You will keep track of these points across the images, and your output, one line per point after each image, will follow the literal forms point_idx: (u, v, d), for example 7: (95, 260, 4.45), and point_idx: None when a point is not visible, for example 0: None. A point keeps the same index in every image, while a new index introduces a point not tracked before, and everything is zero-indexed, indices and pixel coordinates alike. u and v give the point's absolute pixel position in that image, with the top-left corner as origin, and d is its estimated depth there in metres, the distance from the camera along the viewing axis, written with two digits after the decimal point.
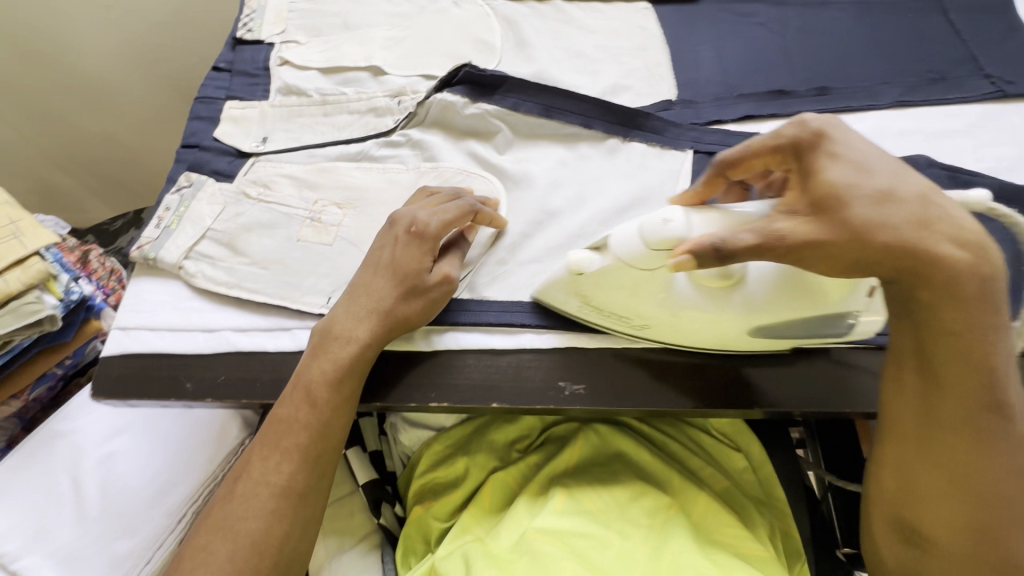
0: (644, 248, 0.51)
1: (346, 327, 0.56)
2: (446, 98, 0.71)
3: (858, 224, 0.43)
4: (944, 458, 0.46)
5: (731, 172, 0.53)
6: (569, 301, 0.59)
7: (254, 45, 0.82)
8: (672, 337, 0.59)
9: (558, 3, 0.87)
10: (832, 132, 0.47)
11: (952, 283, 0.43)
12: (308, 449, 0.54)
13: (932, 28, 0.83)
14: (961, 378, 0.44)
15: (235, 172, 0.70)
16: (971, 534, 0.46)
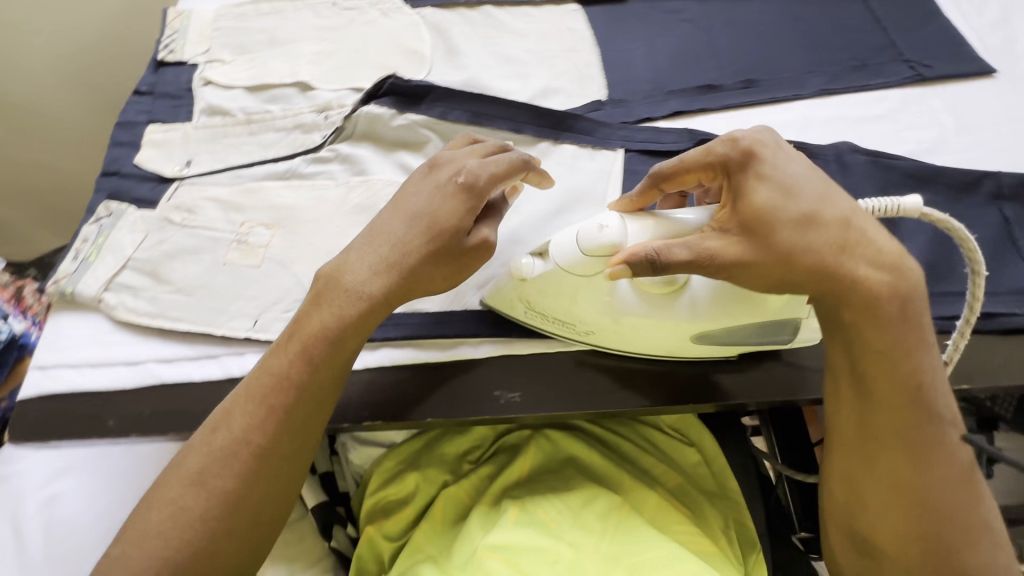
0: (581, 256, 0.51)
1: (356, 277, 0.52)
2: (372, 111, 0.71)
3: (778, 250, 0.47)
4: (886, 473, 0.48)
5: (666, 185, 0.54)
6: (513, 306, 0.59)
7: (178, 66, 0.80)
8: (621, 345, 0.59)
9: (487, 9, 0.87)
10: (761, 151, 0.49)
11: (873, 303, 0.47)
12: (299, 413, 0.51)
13: (853, 16, 0.85)
14: (891, 394, 0.48)
15: (157, 198, 0.68)
16: (920, 543, 0.48)
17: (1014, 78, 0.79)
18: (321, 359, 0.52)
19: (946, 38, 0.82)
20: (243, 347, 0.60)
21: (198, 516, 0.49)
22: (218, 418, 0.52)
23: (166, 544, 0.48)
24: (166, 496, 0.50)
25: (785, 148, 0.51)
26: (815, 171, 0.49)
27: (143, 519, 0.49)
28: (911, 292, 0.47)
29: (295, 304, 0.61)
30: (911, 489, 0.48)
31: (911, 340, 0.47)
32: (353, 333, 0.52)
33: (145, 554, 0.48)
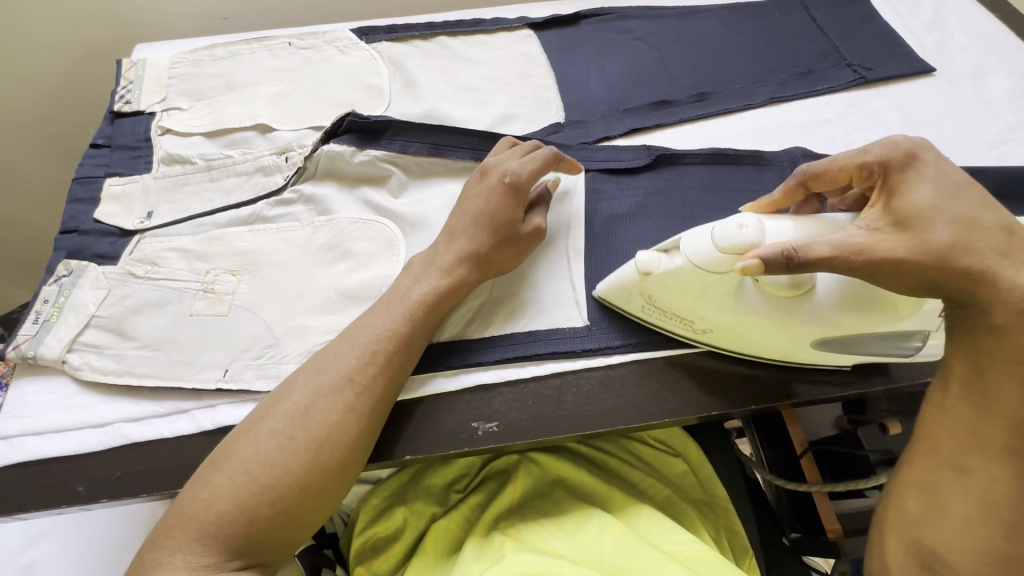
0: (715, 251, 0.49)
1: (441, 257, 0.60)
2: (332, 149, 0.70)
3: (948, 242, 0.45)
4: (978, 490, 0.46)
5: (810, 185, 0.53)
6: (631, 299, 0.59)
7: (134, 117, 0.80)
8: (732, 344, 0.58)
9: (443, 39, 0.88)
10: (923, 153, 0.48)
11: (1021, 318, 0.45)
12: (398, 358, 0.54)
13: (796, 25, 0.88)
14: (1014, 409, 0.45)
15: (119, 253, 0.67)
16: (996, 567, 0.45)
17: (951, 74, 0.82)
18: (421, 322, 0.56)
19: (885, 41, 0.86)
20: (214, 399, 0.59)
21: (258, 457, 0.49)
22: (321, 360, 0.54)
23: (262, 469, 0.48)
24: (260, 426, 0.51)
25: (945, 155, 0.49)
26: (972, 175, 0.48)
27: (213, 462, 0.49)
28: None
29: (267, 350, 0.60)
30: (1004, 512, 0.45)
31: None
32: (444, 304, 0.58)
33: (235, 475, 0.48)
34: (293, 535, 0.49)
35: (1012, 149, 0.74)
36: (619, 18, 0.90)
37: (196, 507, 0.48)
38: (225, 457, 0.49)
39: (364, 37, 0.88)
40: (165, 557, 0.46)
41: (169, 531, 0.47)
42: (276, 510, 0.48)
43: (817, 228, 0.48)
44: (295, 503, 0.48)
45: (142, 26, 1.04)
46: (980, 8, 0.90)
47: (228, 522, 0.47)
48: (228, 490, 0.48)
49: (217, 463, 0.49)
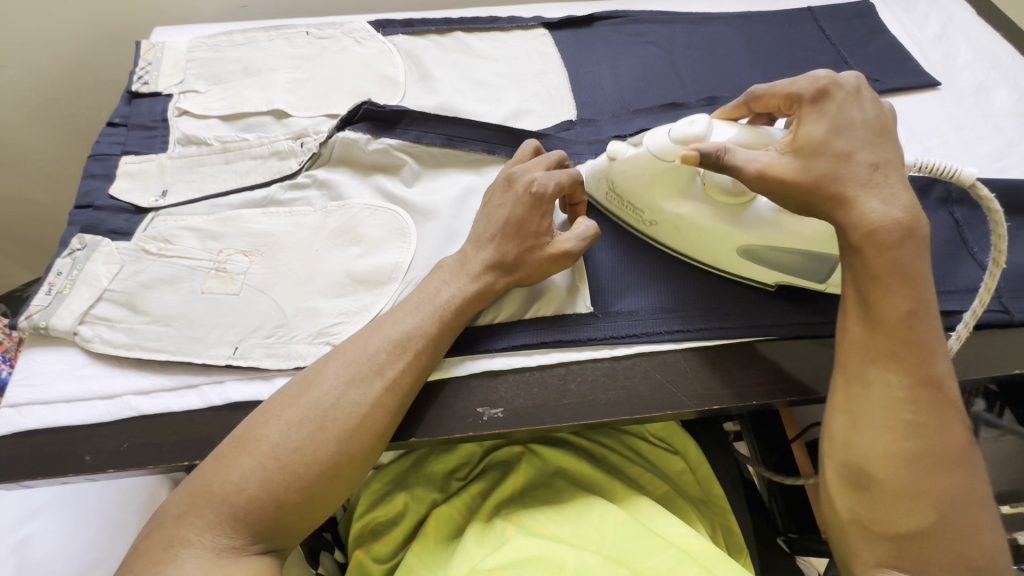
0: (667, 141, 0.56)
1: (466, 259, 0.60)
2: (347, 136, 0.71)
3: (814, 175, 0.50)
4: (881, 399, 0.47)
5: (753, 105, 0.58)
6: (599, 183, 0.67)
7: (152, 98, 0.81)
8: (669, 241, 0.65)
9: (458, 35, 0.90)
10: (834, 90, 0.52)
11: (874, 236, 0.48)
12: (427, 357, 0.55)
13: (806, 36, 0.90)
14: (892, 316, 0.47)
15: (133, 229, 0.68)
16: (913, 467, 0.46)
17: (955, 90, 0.84)
18: (442, 316, 0.57)
19: (892, 55, 0.87)
20: (223, 375, 0.60)
21: (286, 449, 0.49)
22: (354, 349, 0.54)
23: (291, 456, 0.49)
24: (288, 410, 0.51)
25: (862, 94, 0.52)
26: (879, 111, 0.52)
27: (240, 443, 0.50)
28: (912, 225, 0.48)
29: (276, 330, 0.61)
30: (905, 413, 0.47)
31: (914, 266, 0.48)
32: (468, 305, 0.58)
33: (263, 461, 0.48)
34: (307, 522, 0.50)
35: (1012, 163, 0.76)
36: (632, 22, 0.92)
37: (220, 490, 0.48)
38: (252, 441, 0.49)
39: (381, 30, 0.89)
40: (192, 535, 0.46)
41: (194, 511, 0.47)
42: (302, 497, 0.48)
43: (752, 140, 0.54)
44: (320, 491, 0.49)
45: (162, 12, 1.05)
46: (986, 27, 0.92)
47: (257, 508, 0.47)
48: (257, 477, 0.48)
49: (243, 447, 0.49)
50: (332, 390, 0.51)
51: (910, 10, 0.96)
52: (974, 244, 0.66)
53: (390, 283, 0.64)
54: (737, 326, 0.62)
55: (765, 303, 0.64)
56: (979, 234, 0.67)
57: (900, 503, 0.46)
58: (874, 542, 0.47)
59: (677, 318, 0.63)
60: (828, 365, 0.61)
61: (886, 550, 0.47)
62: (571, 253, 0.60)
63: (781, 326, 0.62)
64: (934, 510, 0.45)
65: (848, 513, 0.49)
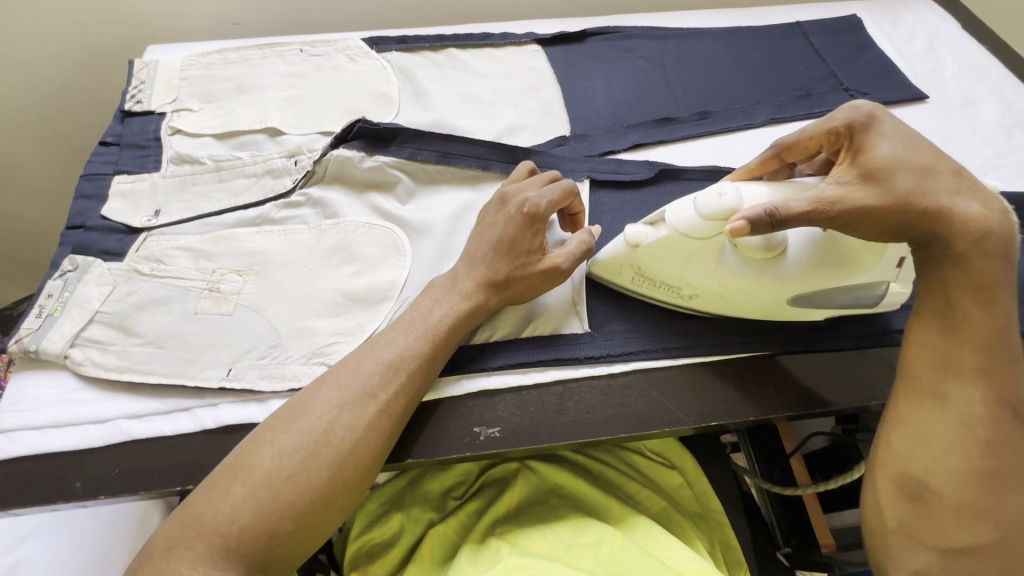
0: (699, 219, 0.54)
1: (460, 282, 0.60)
2: (342, 154, 0.71)
3: (904, 194, 0.49)
4: (960, 414, 0.48)
5: (786, 154, 0.57)
6: (621, 272, 0.63)
7: (145, 116, 0.80)
8: (712, 308, 0.62)
9: (452, 52, 0.90)
10: (879, 117, 0.52)
11: (981, 245, 0.49)
12: (420, 378, 0.55)
13: (795, 50, 0.91)
14: (979, 332, 0.49)
15: (125, 250, 0.68)
16: (977, 484, 0.48)
17: (943, 102, 0.85)
18: (438, 339, 0.57)
19: (880, 68, 0.89)
20: (217, 398, 0.59)
21: (280, 477, 0.48)
22: (346, 373, 0.54)
23: (284, 483, 0.48)
24: (280, 437, 0.50)
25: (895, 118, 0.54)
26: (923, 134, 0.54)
27: (235, 470, 0.49)
28: (1009, 238, 0.50)
29: (270, 350, 0.61)
30: (981, 430, 0.48)
31: (1004, 284, 0.49)
32: (465, 326, 0.58)
33: (257, 489, 0.48)
34: (302, 549, 0.49)
35: (1001, 175, 0.76)
36: (624, 37, 0.93)
37: (211, 520, 0.47)
38: (245, 469, 0.49)
39: (375, 47, 0.90)
40: (183, 568, 0.45)
41: (184, 543, 0.46)
42: (296, 525, 0.48)
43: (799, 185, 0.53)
44: (315, 518, 0.49)
45: (157, 30, 1.05)
46: (971, 40, 0.94)
47: (251, 537, 0.46)
48: (250, 505, 0.47)
49: (236, 474, 0.49)
50: (328, 415, 0.51)
51: (897, 24, 0.97)
52: None
53: (385, 302, 0.64)
54: (734, 342, 0.62)
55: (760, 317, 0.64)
56: None
57: (956, 516, 0.48)
58: (920, 551, 0.49)
59: (674, 334, 0.63)
60: (824, 381, 0.61)
61: (932, 558, 0.49)
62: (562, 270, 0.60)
63: (777, 340, 0.63)
64: (988, 525, 0.48)
65: (896, 521, 0.50)
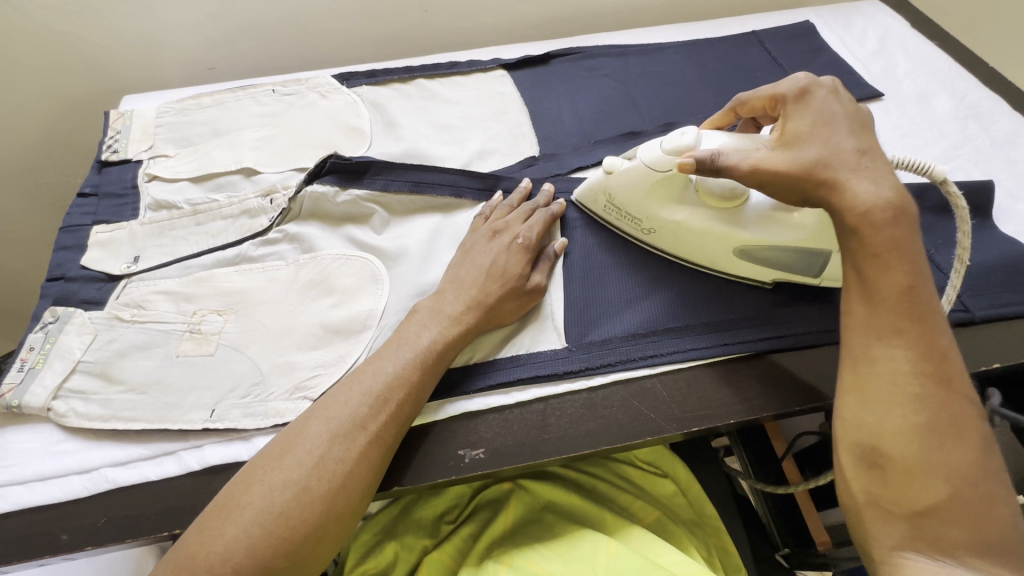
0: (661, 153, 0.61)
1: (445, 302, 0.61)
2: (316, 190, 0.73)
3: (808, 163, 0.52)
4: (888, 372, 0.46)
5: (740, 110, 0.63)
6: (596, 199, 0.70)
7: (122, 165, 0.82)
8: (670, 246, 0.68)
9: (420, 82, 0.93)
10: (814, 91, 0.56)
11: (869, 215, 0.48)
12: (410, 404, 0.55)
13: (753, 58, 0.94)
14: (892, 291, 0.47)
15: (105, 298, 0.68)
16: (924, 441, 0.44)
17: (898, 99, 0.88)
18: (427, 365, 0.57)
19: (835, 70, 0.91)
20: (201, 439, 0.59)
21: (270, 514, 0.48)
22: (335, 402, 0.53)
23: (277, 520, 0.47)
24: (272, 474, 0.50)
25: (841, 93, 0.56)
26: (858, 107, 0.55)
27: (225, 510, 0.48)
28: (903, 202, 0.49)
29: (253, 388, 0.61)
30: (912, 385, 0.46)
31: (910, 244, 0.48)
32: (453, 349, 0.59)
33: (248, 527, 0.47)
34: None
35: (958, 166, 0.79)
36: (587, 57, 0.96)
37: (204, 561, 0.46)
38: (236, 507, 0.48)
39: (346, 82, 0.92)
40: None
41: None
42: (290, 560, 0.47)
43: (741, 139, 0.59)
44: (307, 553, 0.48)
45: (132, 81, 1.07)
46: (921, 37, 0.98)
47: None
48: (243, 544, 0.46)
49: (227, 513, 0.48)
50: (318, 447, 0.51)
51: (849, 27, 1.01)
52: (930, 245, 0.68)
53: (365, 331, 0.64)
54: (711, 345, 0.63)
55: (736, 320, 0.65)
56: (935, 235, 0.69)
57: (914, 479, 0.44)
58: (893, 524, 0.44)
59: (651, 341, 0.64)
60: (803, 379, 0.62)
61: (906, 530, 0.44)
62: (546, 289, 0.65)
63: (756, 342, 0.63)
64: (951, 485, 0.43)
65: (864, 495, 0.46)
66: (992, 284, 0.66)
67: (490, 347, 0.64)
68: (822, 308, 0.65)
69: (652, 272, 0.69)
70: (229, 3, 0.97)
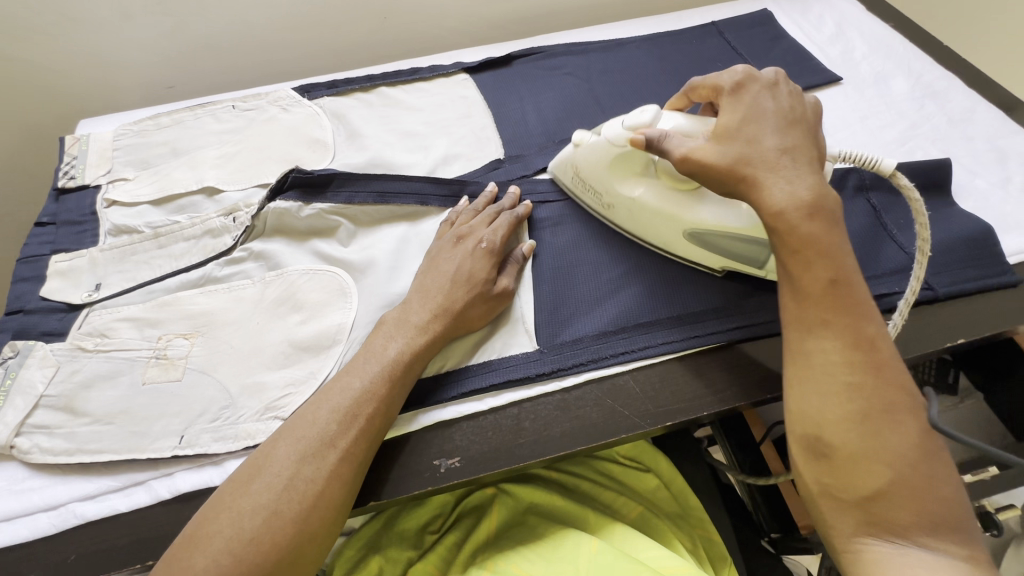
0: (622, 128, 0.64)
1: (411, 311, 0.61)
2: (279, 206, 0.71)
3: (730, 159, 0.53)
4: (820, 364, 0.47)
5: (691, 95, 0.63)
6: (565, 172, 0.73)
7: (80, 192, 0.80)
8: (626, 224, 0.70)
9: (382, 91, 0.92)
10: (742, 88, 0.57)
11: (783, 215, 0.49)
12: (379, 418, 0.55)
13: (713, 49, 0.95)
14: (816, 284, 0.48)
15: (67, 328, 0.67)
16: (861, 428, 0.45)
17: (857, 82, 0.89)
18: (397, 378, 0.57)
19: (795, 56, 0.92)
20: (171, 467, 0.58)
21: (241, 542, 0.47)
22: (302, 422, 0.53)
23: (247, 547, 0.47)
24: (241, 500, 0.49)
25: (771, 87, 0.57)
26: (791, 104, 0.56)
27: (195, 540, 0.48)
28: (821, 197, 0.50)
29: (222, 412, 0.60)
30: (843, 374, 0.47)
31: (831, 236, 0.49)
32: (421, 359, 0.59)
33: (218, 557, 0.46)
34: None
35: (918, 145, 0.80)
36: (548, 56, 0.96)
37: None
38: (206, 537, 0.47)
39: (307, 94, 0.91)
40: None
41: None
42: None
43: (688, 127, 0.59)
44: None
45: (89, 103, 1.05)
46: (877, 19, 0.99)
47: None
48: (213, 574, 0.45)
49: (197, 543, 0.47)
50: (287, 469, 0.50)
51: (806, 13, 1.02)
52: (892, 226, 0.69)
53: (335, 346, 0.64)
54: (681, 338, 0.63)
55: (706, 311, 0.65)
56: (897, 216, 0.70)
57: (855, 467, 0.45)
58: (846, 511, 0.45)
59: (621, 338, 0.64)
60: (774, 367, 0.62)
61: (857, 517, 0.45)
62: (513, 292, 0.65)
63: (726, 333, 0.64)
64: (890, 470, 0.44)
65: (816, 484, 0.47)
66: (954, 260, 0.67)
67: (460, 354, 0.63)
68: None
69: (620, 269, 0.69)
70: (183, 20, 0.96)
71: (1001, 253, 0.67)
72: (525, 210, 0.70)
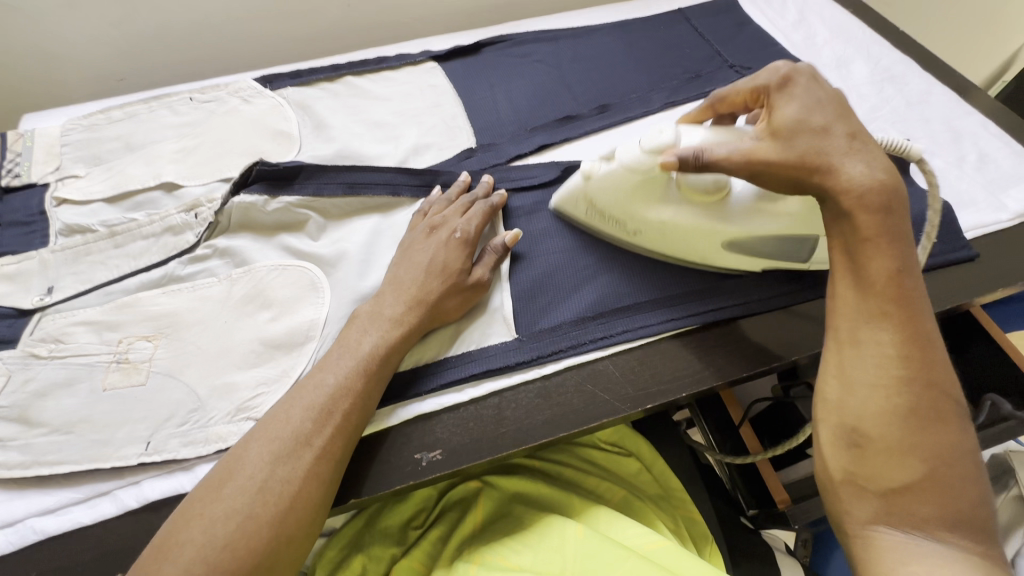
0: (642, 153, 0.60)
1: (386, 304, 0.59)
2: (244, 201, 0.69)
3: (799, 151, 0.51)
4: (874, 355, 0.47)
5: (719, 106, 0.62)
6: (578, 206, 0.68)
7: (26, 191, 0.76)
8: (655, 250, 0.67)
9: (348, 80, 0.89)
10: (797, 78, 0.55)
11: (863, 198, 0.49)
12: (356, 414, 0.53)
13: (681, 35, 0.96)
14: (881, 276, 0.48)
15: (17, 335, 0.63)
16: (904, 422, 0.45)
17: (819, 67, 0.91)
18: (374, 373, 0.55)
19: (760, 41, 0.94)
20: (137, 475, 0.56)
21: (214, 549, 0.45)
22: (276, 423, 0.51)
23: (221, 554, 0.45)
24: (213, 506, 0.47)
25: (821, 80, 0.56)
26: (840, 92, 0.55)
27: (165, 549, 0.46)
28: (893, 188, 0.49)
29: (191, 416, 0.58)
30: (895, 368, 0.46)
31: (897, 229, 0.49)
32: (397, 354, 0.58)
33: (190, 565, 0.44)
34: None
35: (879, 126, 0.82)
36: (517, 44, 0.95)
37: None
38: (177, 546, 0.45)
39: (269, 84, 0.87)
40: None
41: None
42: None
43: (723, 136, 0.57)
44: None
45: (34, 98, 0.99)
46: (836, 5, 1.01)
47: None
48: None
49: (168, 552, 0.45)
50: (261, 471, 0.48)
51: None
52: None
53: (308, 342, 0.62)
54: (659, 322, 0.64)
55: (680, 294, 0.66)
56: None
57: (891, 459, 0.45)
58: (866, 498, 0.46)
59: (599, 323, 0.64)
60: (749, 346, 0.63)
61: (878, 506, 0.45)
62: (488, 282, 0.64)
63: (702, 314, 0.64)
64: (924, 464, 0.44)
65: (841, 472, 0.47)
66: (916, 237, 0.69)
67: (437, 347, 0.62)
68: (758, 275, 0.67)
69: (596, 254, 0.69)
70: (134, 9, 0.91)
71: (956, 229, 0.70)
72: (501, 199, 0.69)
